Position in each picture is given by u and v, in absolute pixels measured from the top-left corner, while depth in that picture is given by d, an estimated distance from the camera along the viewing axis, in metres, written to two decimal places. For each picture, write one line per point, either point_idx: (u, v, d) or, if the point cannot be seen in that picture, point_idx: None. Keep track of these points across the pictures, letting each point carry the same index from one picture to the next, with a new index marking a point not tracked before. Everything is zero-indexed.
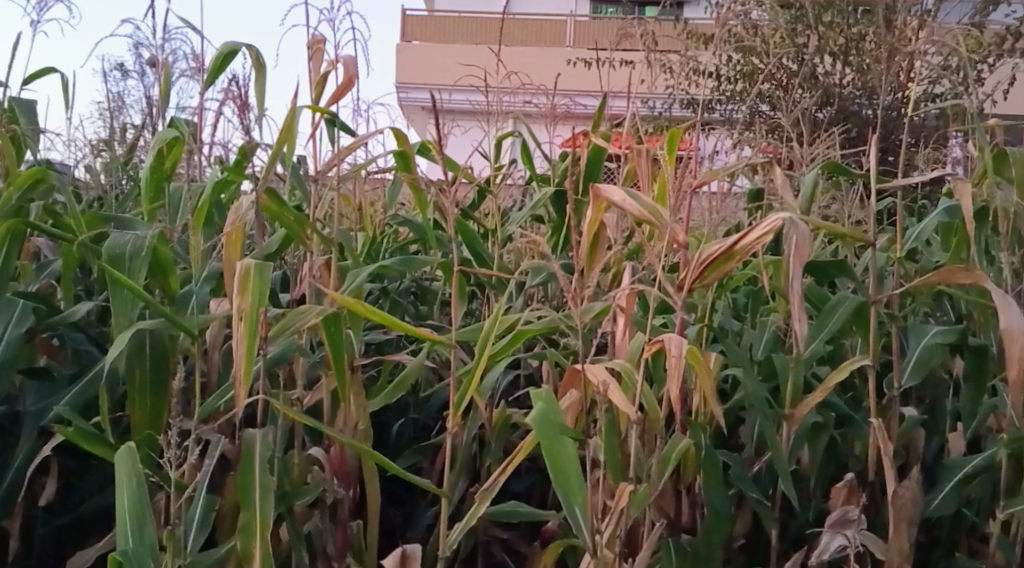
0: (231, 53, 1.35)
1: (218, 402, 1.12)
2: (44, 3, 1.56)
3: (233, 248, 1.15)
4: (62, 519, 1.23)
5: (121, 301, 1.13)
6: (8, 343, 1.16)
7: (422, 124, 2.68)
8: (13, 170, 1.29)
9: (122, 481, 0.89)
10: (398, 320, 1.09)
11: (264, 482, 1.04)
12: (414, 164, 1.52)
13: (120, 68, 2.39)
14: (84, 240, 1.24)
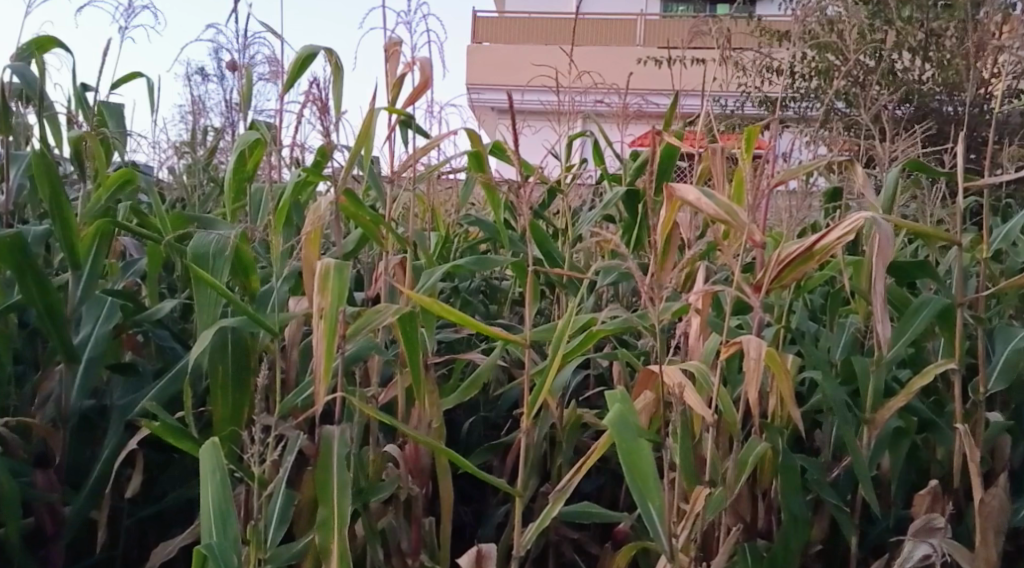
0: (309, 56, 1.37)
1: (296, 399, 1.15)
2: (131, 10, 1.61)
3: (312, 248, 1.17)
4: (146, 510, 1.26)
5: (205, 300, 1.16)
6: (98, 339, 1.18)
7: (492, 124, 2.69)
8: (103, 172, 1.33)
9: (208, 476, 0.90)
10: (474, 320, 1.10)
11: (342, 478, 1.05)
12: (487, 165, 1.53)
13: (201, 72, 2.46)
14: (169, 239, 1.27)
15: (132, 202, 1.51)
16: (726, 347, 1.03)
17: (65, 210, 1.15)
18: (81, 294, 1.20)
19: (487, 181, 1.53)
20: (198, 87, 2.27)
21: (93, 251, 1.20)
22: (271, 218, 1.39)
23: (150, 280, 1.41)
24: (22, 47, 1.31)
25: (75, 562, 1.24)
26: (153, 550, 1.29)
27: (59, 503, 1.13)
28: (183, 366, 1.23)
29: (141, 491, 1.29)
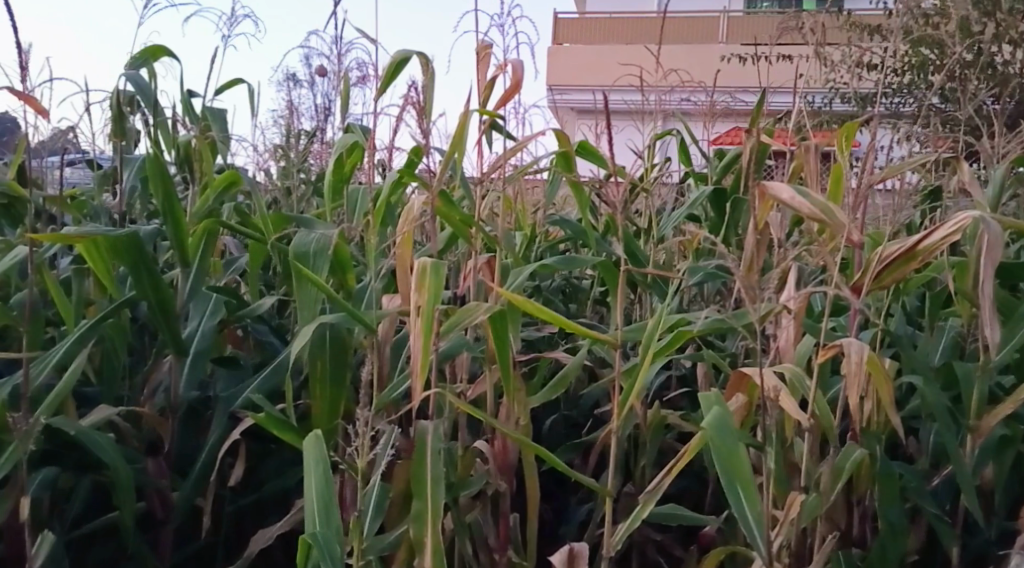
0: (403, 60, 1.40)
1: (391, 395, 1.17)
2: (234, 19, 1.67)
3: (406, 248, 1.19)
4: (247, 499, 1.31)
5: (306, 297, 1.20)
6: (203, 334, 1.24)
7: (576, 124, 2.69)
8: (209, 174, 1.39)
9: (312, 467, 0.92)
10: (566, 319, 1.09)
11: (436, 472, 1.07)
12: (574, 165, 1.52)
13: (292, 78, 2.54)
14: (271, 240, 1.33)
15: (234, 203, 1.56)
16: (823, 351, 1.01)
17: (176, 210, 1.20)
18: (190, 290, 1.25)
19: (575, 181, 1.53)
20: (289, 92, 2.34)
21: (202, 249, 1.25)
22: (365, 218, 1.42)
23: (251, 278, 1.46)
24: (136, 57, 1.37)
25: (180, 547, 1.29)
26: (252, 537, 1.34)
27: (168, 490, 1.18)
28: (283, 360, 1.27)
29: (241, 480, 1.34)
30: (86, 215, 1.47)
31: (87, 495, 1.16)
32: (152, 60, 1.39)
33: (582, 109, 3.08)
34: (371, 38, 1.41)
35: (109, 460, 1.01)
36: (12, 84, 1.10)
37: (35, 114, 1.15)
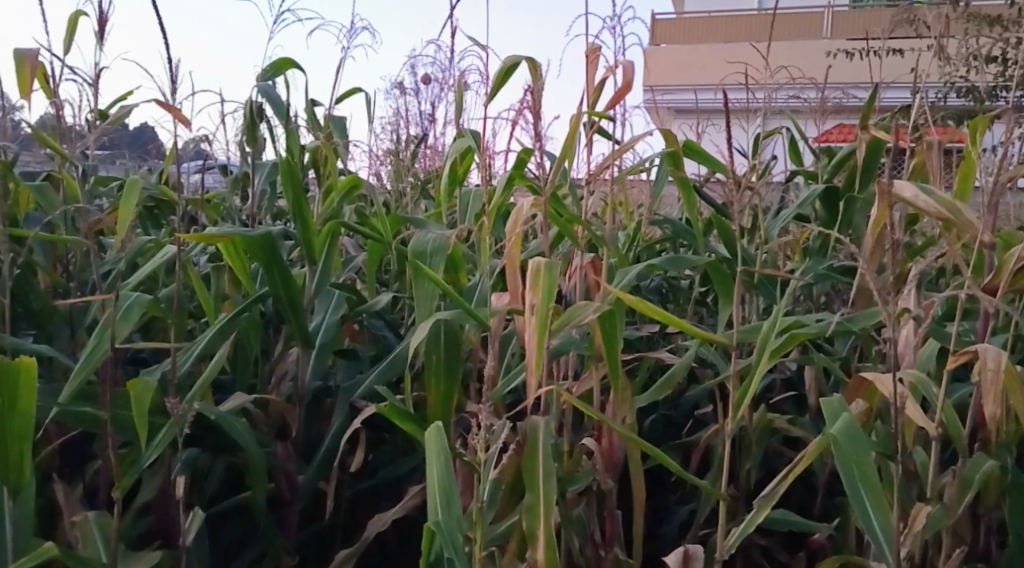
0: (513, 66, 1.33)
1: (504, 390, 1.16)
2: (353, 31, 1.74)
3: (515, 247, 1.18)
4: (364, 484, 1.37)
5: (423, 294, 1.24)
6: (326, 328, 1.31)
7: (679, 123, 2.66)
8: (333, 178, 1.49)
9: (434, 459, 0.95)
10: (684, 321, 1.02)
11: (548, 467, 1.03)
12: (682, 161, 1.40)
13: (401, 86, 2.61)
14: (386, 240, 1.38)
15: (353, 205, 1.62)
16: (955, 357, 0.99)
17: (304, 211, 1.27)
18: (317, 287, 1.32)
19: (680, 180, 1.40)
20: (395, 100, 2.41)
21: (326, 248, 1.31)
22: (478, 219, 1.46)
23: (368, 277, 1.53)
24: (265, 69, 1.44)
25: (304, 527, 1.36)
26: (369, 521, 1.40)
27: (295, 473, 1.24)
28: (399, 354, 1.31)
29: (360, 467, 1.40)
30: (218, 216, 1.56)
31: (222, 475, 1.24)
32: (281, 71, 1.46)
33: (687, 110, 3.05)
34: (483, 44, 1.37)
35: (245, 443, 1.08)
36: (161, 97, 1.18)
37: (179, 124, 1.24)
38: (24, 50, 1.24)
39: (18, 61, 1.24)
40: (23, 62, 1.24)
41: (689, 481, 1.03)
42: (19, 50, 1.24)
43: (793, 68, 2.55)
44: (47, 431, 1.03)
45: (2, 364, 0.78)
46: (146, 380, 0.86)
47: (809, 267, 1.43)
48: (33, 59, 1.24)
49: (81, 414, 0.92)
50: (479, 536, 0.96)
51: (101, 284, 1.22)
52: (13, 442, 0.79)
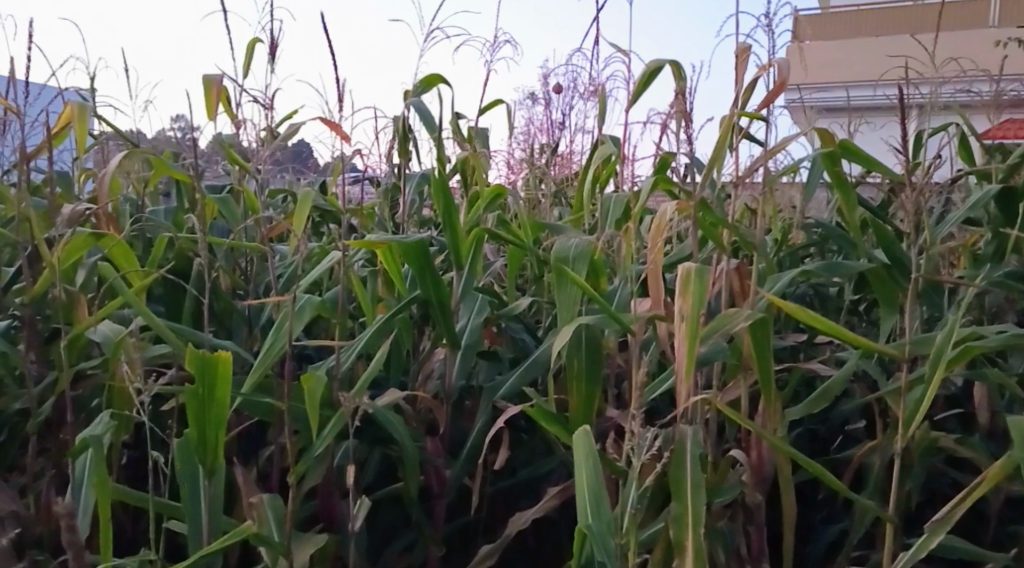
0: (657, 70, 1.35)
1: (655, 394, 1.14)
2: (496, 44, 1.79)
3: (657, 250, 1.18)
4: (506, 482, 1.42)
5: (566, 298, 1.26)
6: (471, 330, 1.36)
7: (833, 121, 2.56)
8: (479, 186, 1.55)
9: (582, 462, 0.97)
10: (845, 330, 0.99)
11: (697, 476, 0.99)
12: (845, 166, 1.21)
13: (532, 97, 2.66)
14: (529, 246, 1.41)
15: (495, 213, 1.67)
16: None
17: (453, 219, 1.33)
18: (463, 290, 1.38)
19: (838, 184, 1.20)
20: (526, 110, 2.45)
21: (472, 254, 1.38)
22: (621, 227, 1.48)
23: (508, 281, 1.59)
24: (415, 85, 1.51)
25: (451, 519, 1.43)
26: (508, 520, 1.45)
27: (443, 468, 1.31)
28: (540, 357, 1.35)
29: (502, 465, 1.45)
30: (371, 224, 1.65)
31: (374, 467, 1.32)
32: (431, 86, 1.53)
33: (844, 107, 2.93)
34: (626, 50, 1.38)
35: (400, 436, 1.17)
36: (326, 114, 1.28)
37: (341, 139, 1.33)
38: (210, 74, 1.35)
39: (205, 84, 1.36)
40: (210, 84, 1.35)
41: (856, 501, 1.02)
42: (206, 73, 1.36)
43: (963, 59, 2.40)
44: (228, 420, 1.15)
45: (204, 358, 0.87)
46: (318, 376, 1.00)
47: (985, 274, 1.36)
48: (218, 82, 1.36)
49: (260, 406, 1.05)
50: (634, 543, 0.97)
51: (273, 287, 1.37)
52: (212, 431, 0.89)
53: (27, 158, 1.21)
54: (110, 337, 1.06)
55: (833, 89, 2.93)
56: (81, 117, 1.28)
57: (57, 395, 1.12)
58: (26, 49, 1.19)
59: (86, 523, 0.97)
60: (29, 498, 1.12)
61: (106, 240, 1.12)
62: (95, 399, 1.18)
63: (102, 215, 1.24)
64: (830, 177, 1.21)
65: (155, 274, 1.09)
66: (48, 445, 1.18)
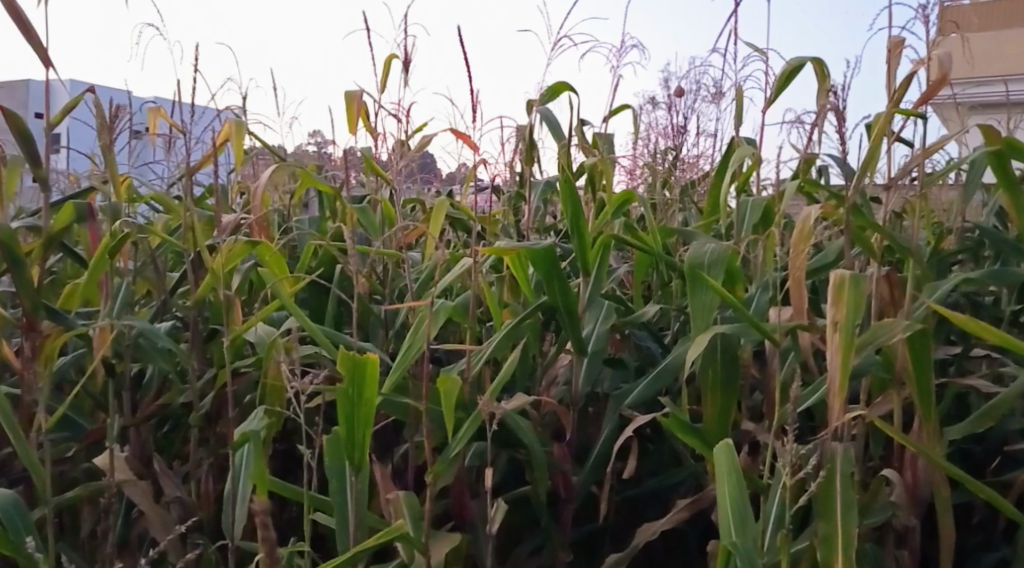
0: (798, 68, 1.30)
1: (803, 405, 1.09)
2: (623, 50, 1.77)
3: (800, 255, 1.13)
4: (633, 491, 1.39)
5: (701, 305, 1.22)
6: (598, 336, 1.35)
7: (987, 119, 2.40)
8: (608, 190, 1.54)
9: (724, 477, 0.94)
10: (1014, 341, 0.93)
11: (848, 495, 0.94)
12: (1011, 167, 1.13)
13: (653, 101, 2.62)
14: (659, 252, 1.38)
15: (623, 218, 1.65)
16: None
17: (582, 225, 1.32)
18: (590, 296, 1.36)
19: (1006, 188, 1.12)
20: (649, 114, 2.41)
21: (600, 260, 1.36)
22: (756, 234, 1.43)
23: (635, 288, 1.56)
24: (542, 94, 1.47)
25: (578, 526, 1.41)
26: (636, 529, 1.42)
27: (571, 475, 1.30)
28: (671, 364, 1.32)
29: (629, 474, 1.42)
30: (498, 230, 1.65)
31: (502, 470, 1.32)
32: (556, 94, 1.48)
33: (998, 105, 2.74)
34: (764, 50, 1.34)
35: (530, 441, 1.17)
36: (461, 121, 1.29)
37: (474, 148, 1.34)
38: (351, 89, 1.40)
39: (347, 99, 1.40)
40: (351, 100, 1.40)
41: None
42: (348, 89, 1.40)
43: None
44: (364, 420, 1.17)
45: (354, 359, 0.90)
46: (454, 379, 1.03)
47: None
48: (359, 96, 1.39)
49: (397, 405, 1.12)
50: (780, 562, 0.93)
51: (408, 291, 1.42)
52: (360, 429, 0.92)
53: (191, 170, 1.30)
54: (264, 338, 1.12)
55: (986, 85, 2.74)
56: (238, 132, 1.34)
57: (216, 389, 1.19)
58: (192, 72, 1.26)
59: (239, 514, 1.00)
60: (190, 485, 1.18)
61: (260, 248, 1.18)
62: (248, 395, 1.24)
63: (255, 223, 1.30)
64: (995, 177, 1.14)
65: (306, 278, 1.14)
66: (209, 437, 1.24)
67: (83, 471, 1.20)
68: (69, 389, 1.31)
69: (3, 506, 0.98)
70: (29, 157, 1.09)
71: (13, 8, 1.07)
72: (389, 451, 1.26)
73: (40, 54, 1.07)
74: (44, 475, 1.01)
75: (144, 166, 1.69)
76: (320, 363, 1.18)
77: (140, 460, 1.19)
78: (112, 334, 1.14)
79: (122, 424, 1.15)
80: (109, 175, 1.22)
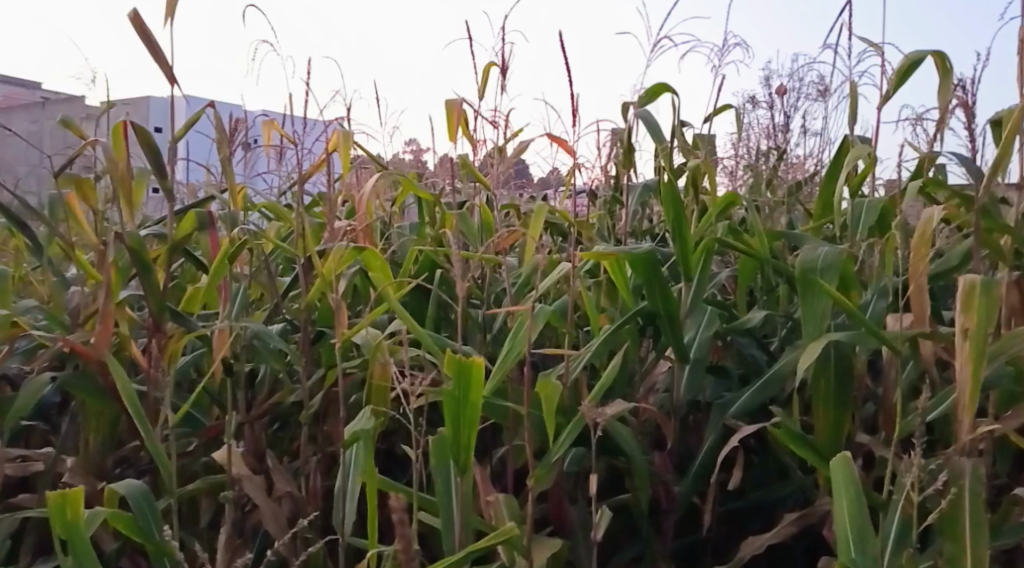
0: (918, 61, 1.23)
1: (927, 417, 1.03)
2: (725, 49, 1.73)
3: (922, 260, 1.07)
4: (739, 502, 1.35)
5: (813, 312, 1.17)
6: (701, 343, 1.31)
7: None
8: (713, 193, 1.50)
9: (842, 493, 0.90)
10: None
11: (978, 514, 0.88)
12: None
13: (752, 101, 2.55)
14: (765, 258, 1.34)
15: (727, 221, 1.61)
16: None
17: (684, 230, 1.28)
18: (692, 302, 1.32)
19: None
20: (750, 113, 2.34)
21: (703, 265, 1.32)
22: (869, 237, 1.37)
23: (739, 293, 1.52)
24: (641, 96, 1.45)
25: (681, 536, 1.38)
26: (741, 542, 1.38)
27: (673, 484, 1.27)
28: (777, 374, 1.27)
29: (734, 484, 1.38)
30: (596, 235, 1.64)
31: (602, 477, 1.30)
32: (656, 97, 1.45)
33: None
34: (880, 45, 1.28)
35: (631, 449, 1.16)
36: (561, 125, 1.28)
37: (573, 153, 1.32)
38: (451, 98, 1.40)
39: (447, 108, 1.40)
40: (451, 109, 1.40)
41: None
42: (448, 98, 1.41)
43: None
44: None
45: (460, 362, 0.90)
46: (555, 385, 1.02)
47: None
48: (458, 105, 1.40)
49: (498, 410, 1.12)
50: None
51: (507, 295, 1.42)
52: (465, 432, 0.92)
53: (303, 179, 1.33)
54: (369, 341, 1.13)
55: None
56: (345, 142, 1.37)
57: (324, 390, 1.21)
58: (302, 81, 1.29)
59: (348, 512, 1.02)
60: (300, 482, 1.20)
61: (365, 253, 1.19)
62: (353, 395, 1.26)
63: (360, 230, 1.33)
64: None
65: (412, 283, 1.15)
66: (317, 436, 1.26)
67: (202, 465, 1.24)
68: (188, 387, 1.36)
69: (134, 497, 1.01)
70: (156, 169, 1.13)
71: (142, 28, 1.12)
72: (489, 454, 1.26)
73: (167, 73, 1.13)
74: (168, 467, 1.05)
75: (257, 176, 1.74)
76: (423, 366, 1.19)
77: (253, 457, 1.23)
78: (230, 336, 1.18)
79: (238, 421, 1.19)
80: (227, 185, 1.26)
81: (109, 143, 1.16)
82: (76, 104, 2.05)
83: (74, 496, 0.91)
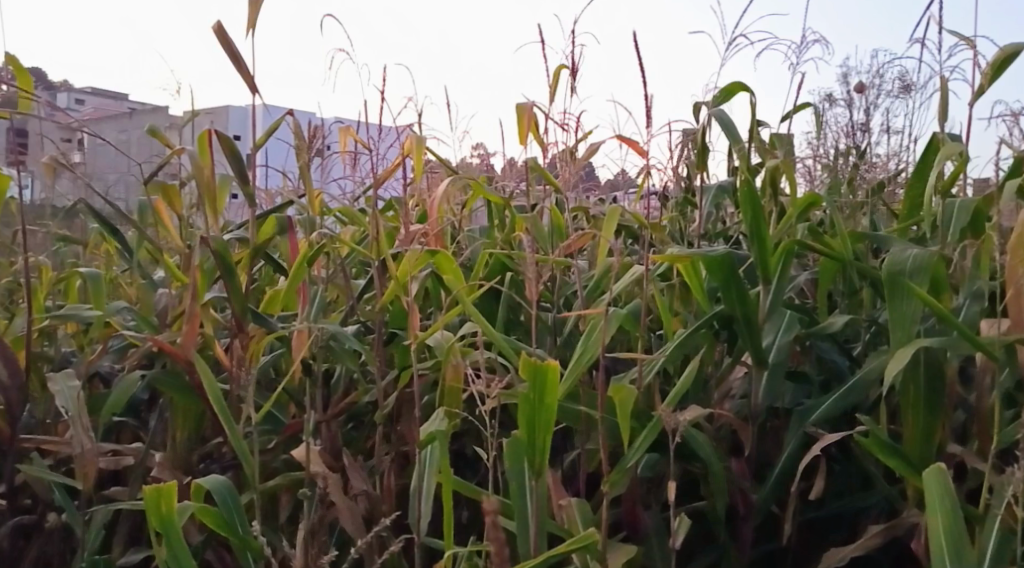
0: (1013, 54, 1.18)
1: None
2: (804, 46, 1.69)
3: (1019, 262, 1.02)
4: (820, 511, 1.31)
5: (900, 317, 1.12)
6: (780, 348, 1.27)
7: None
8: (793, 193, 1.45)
9: (937, 506, 0.86)
10: None
11: None
12: None
13: (829, 98, 2.48)
14: (847, 260, 1.30)
15: (806, 222, 1.57)
16: None
17: (763, 232, 1.25)
18: (771, 305, 1.29)
19: None
20: (827, 111, 2.28)
21: (782, 267, 1.29)
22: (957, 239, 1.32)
23: (819, 297, 1.47)
24: (716, 96, 1.42)
25: (760, 544, 1.34)
26: (822, 552, 1.33)
27: (751, 491, 1.23)
28: (861, 381, 1.23)
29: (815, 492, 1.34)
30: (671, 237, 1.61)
31: (678, 482, 1.28)
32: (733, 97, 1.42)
33: None
34: (972, 38, 1.23)
35: (709, 455, 1.13)
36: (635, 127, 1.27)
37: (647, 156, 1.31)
38: (522, 102, 1.39)
39: (518, 112, 1.40)
40: (522, 114, 1.40)
41: None
42: (519, 102, 1.40)
43: None
44: None
45: (535, 364, 0.89)
46: (629, 389, 1.00)
47: None
48: (529, 110, 1.39)
49: (573, 413, 1.11)
50: None
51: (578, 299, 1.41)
52: (540, 435, 0.91)
53: (378, 182, 1.34)
54: (442, 343, 1.14)
55: None
56: (418, 146, 1.38)
57: (399, 391, 1.22)
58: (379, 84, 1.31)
59: (424, 512, 1.02)
60: (375, 481, 1.21)
61: (437, 255, 1.20)
62: (428, 396, 1.26)
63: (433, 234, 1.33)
64: None
65: (486, 285, 1.15)
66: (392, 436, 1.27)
67: (282, 462, 1.26)
68: (267, 387, 1.38)
69: (219, 491, 1.03)
70: (239, 174, 1.16)
71: (226, 40, 1.15)
72: (563, 457, 1.25)
73: (249, 81, 1.15)
74: (251, 464, 1.07)
75: (333, 180, 1.77)
76: (497, 368, 1.19)
77: (330, 454, 1.24)
78: (309, 337, 1.20)
79: (316, 419, 1.20)
80: (304, 190, 1.28)
81: (195, 151, 1.18)
82: (161, 112, 2.11)
83: (168, 490, 0.94)
